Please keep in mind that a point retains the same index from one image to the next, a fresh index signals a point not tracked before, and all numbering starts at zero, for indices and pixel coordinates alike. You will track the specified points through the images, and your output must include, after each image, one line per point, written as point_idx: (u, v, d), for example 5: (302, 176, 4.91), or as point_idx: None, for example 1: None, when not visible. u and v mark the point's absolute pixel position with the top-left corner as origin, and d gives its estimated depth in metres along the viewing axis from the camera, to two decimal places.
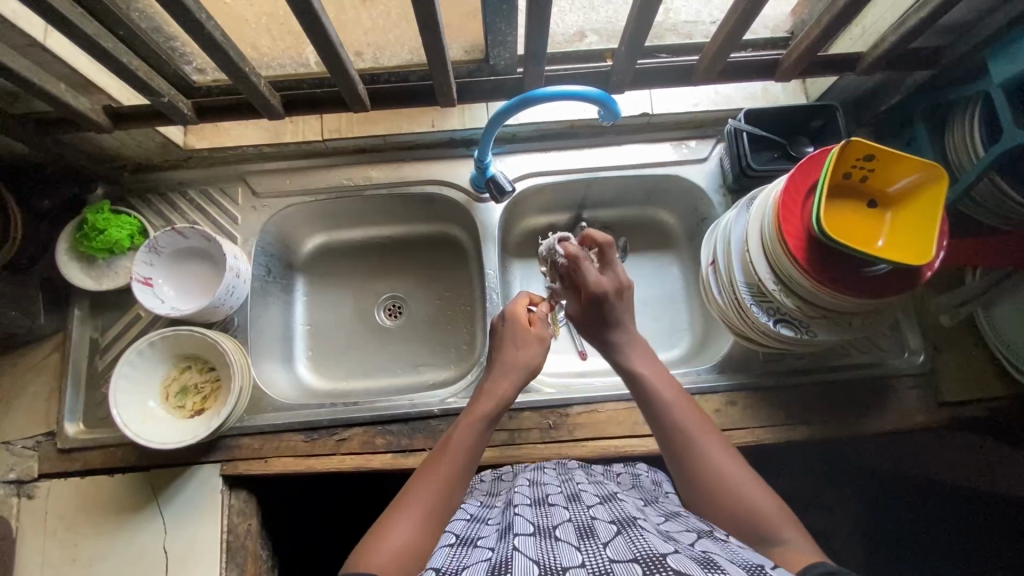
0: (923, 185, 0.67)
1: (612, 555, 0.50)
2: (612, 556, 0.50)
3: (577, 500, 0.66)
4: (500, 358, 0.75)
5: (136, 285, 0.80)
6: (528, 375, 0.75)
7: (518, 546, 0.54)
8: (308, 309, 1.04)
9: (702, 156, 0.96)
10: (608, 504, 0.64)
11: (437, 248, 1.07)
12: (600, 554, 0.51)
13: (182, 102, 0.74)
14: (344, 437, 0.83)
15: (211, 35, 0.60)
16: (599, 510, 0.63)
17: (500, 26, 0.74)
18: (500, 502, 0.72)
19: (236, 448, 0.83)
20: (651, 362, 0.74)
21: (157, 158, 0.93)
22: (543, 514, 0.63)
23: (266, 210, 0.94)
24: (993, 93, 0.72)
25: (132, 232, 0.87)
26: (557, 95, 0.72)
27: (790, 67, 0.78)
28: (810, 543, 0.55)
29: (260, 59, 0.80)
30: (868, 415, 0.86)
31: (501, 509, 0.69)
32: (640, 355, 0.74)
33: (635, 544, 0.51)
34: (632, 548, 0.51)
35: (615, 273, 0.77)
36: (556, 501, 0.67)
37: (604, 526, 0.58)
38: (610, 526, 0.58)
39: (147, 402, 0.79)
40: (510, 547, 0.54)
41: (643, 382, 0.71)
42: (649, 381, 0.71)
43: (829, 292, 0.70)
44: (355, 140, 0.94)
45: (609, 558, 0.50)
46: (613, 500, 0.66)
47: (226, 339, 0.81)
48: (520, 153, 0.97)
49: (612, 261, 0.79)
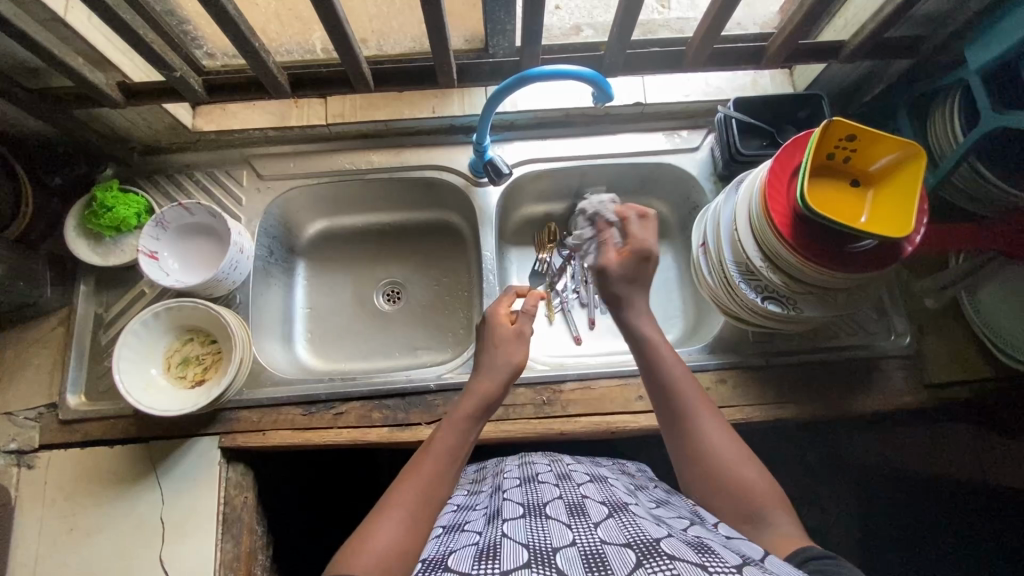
0: (901, 164, 0.71)
1: (603, 536, 0.51)
2: (603, 537, 0.50)
3: (567, 479, 0.67)
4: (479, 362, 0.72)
5: (142, 258, 0.82)
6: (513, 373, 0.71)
7: (507, 530, 0.54)
8: (308, 292, 1.06)
9: (694, 145, 0.99)
10: (599, 485, 0.65)
11: (435, 235, 1.09)
12: (591, 535, 0.51)
13: (193, 79, 0.77)
14: (342, 411, 0.85)
15: (224, 8, 0.63)
16: (590, 489, 0.63)
17: (498, 13, 0.77)
18: (489, 487, 0.73)
19: (235, 420, 0.84)
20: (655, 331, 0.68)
21: (164, 140, 0.96)
22: (533, 492, 0.64)
23: (270, 192, 0.97)
24: (971, 79, 0.75)
25: (139, 210, 0.90)
26: (553, 75, 0.75)
27: (775, 54, 0.81)
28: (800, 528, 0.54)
29: (269, 44, 0.84)
30: (855, 395, 0.87)
31: (490, 494, 0.70)
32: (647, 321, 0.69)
33: (627, 528, 0.52)
34: (624, 532, 0.51)
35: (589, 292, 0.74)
36: (546, 480, 0.68)
37: (595, 506, 0.58)
38: (601, 506, 0.58)
39: (150, 370, 0.81)
40: (499, 533, 0.54)
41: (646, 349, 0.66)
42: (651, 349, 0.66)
43: (813, 266, 0.72)
44: (358, 125, 0.98)
45: (600, 540, 0.50)
46: (603, 481, 0.67)
47: (228, 313, 0.83)
48: (518, 141, 1.00)
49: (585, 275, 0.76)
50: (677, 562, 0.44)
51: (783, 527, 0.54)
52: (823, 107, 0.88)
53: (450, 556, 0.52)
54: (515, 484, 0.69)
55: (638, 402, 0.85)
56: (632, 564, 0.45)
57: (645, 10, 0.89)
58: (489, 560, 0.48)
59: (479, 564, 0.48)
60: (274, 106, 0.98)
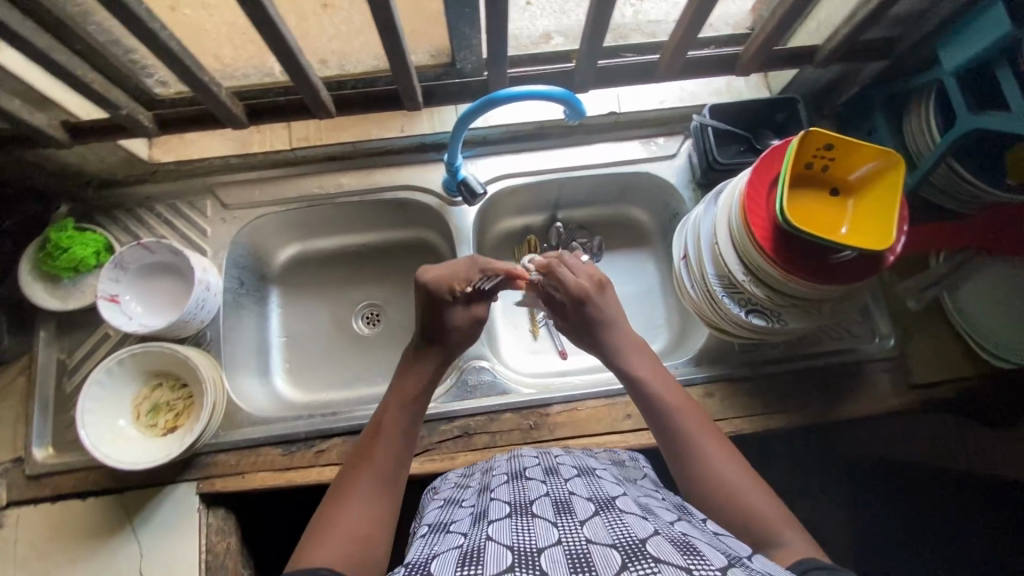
0: (882, 172, 0.69)
1: (589, 536, 0.49)
2: (589, 537, 0.48)
3: (555, 474, 0.65)
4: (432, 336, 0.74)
5: (101, 303, 0.77)
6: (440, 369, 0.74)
7: (493, 531, 0.52)
8: (284, 321, 1.03)
9: (671, 152, 0.97)
10: (586, 479, 0.64)
11: (413, 254, 1.07)
12: (577, 535, 0.49)
13: (142, 114, 0.73)
14: (323, 449, 0.82)
15: (167, 45, 0.58)
16: (577, 484, 0.62)
17: (464, 30, 0.74)
18: (476, 485, 0.70)
19: (213, 465, 0.81)
20: (646, 362, 0.72)
21: (121, 173, 0.92)
22: (520, 490, 0.62)
23: (236, 222, 0.93)
24: (947, 81, 0.74)
25: (97, 249, 0.86)
26: (523, 96, 0.72)
27: (748, 62, 0.79)
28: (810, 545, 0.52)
29: (223, 69, 0.80)
30: (843, 401, 0.87)
31: (476, 491, 0.67)
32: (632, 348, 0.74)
33: (614, 528, 0.50)
34: (611, 532, 0.49)
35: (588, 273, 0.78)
36: (534, 475, 0.66)
37: (581, 502, 0.57)
38: (587, 503, 0.56)
39: (117, 422, 0.77)
40: (484, 535, 0.52)
41: (641, 384, 0.70)
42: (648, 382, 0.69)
43: (797, 281, 0.71)
44: (324, 147, 0.94)
45: (587, 540, 0.48)
46: (591, 474, 0.66)
47: (199, 356, 0.79)
48: (491, 156, 0.97)
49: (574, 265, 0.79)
50: (662, 565, 0.42)
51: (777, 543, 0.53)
52: (800, 110, 0.88)
53: (433, 562, 0.49)
54: (502, 480, 0.67)
55: (626, 421, 0.84)
56: (617, 567, 0.43)
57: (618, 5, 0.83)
58: (473, 565, 0.46)
59: (465, 567, 0.45)
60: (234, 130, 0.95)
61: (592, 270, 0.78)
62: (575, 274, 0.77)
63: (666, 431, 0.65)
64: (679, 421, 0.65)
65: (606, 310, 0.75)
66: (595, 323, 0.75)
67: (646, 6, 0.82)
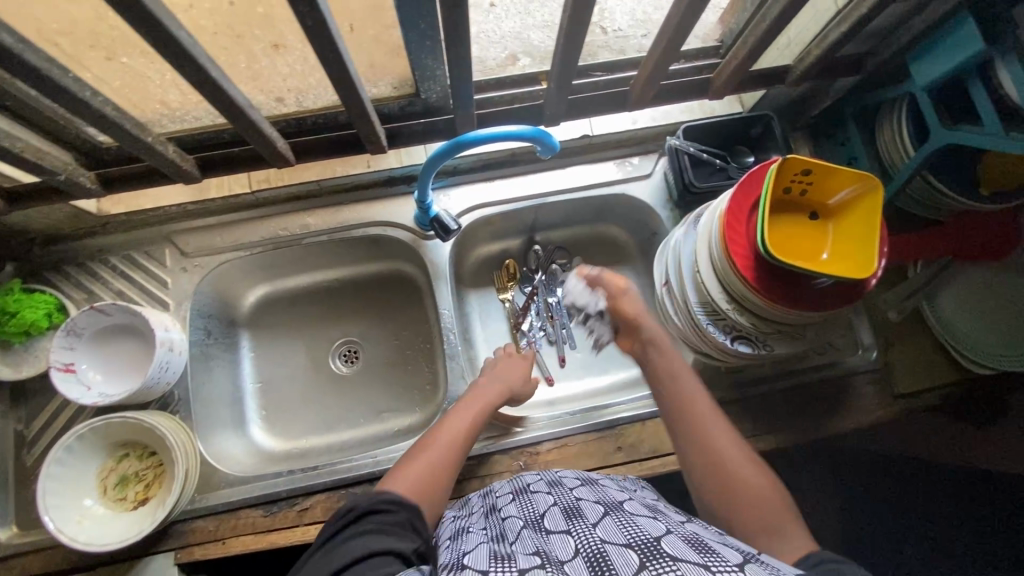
0: (861, 196, 0.68)
1: (603, 535, 0.47)
2: (602, 537, 0.47)
3: (559, 484, 0.64)
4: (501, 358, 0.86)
5: (54, 375, 0.72)
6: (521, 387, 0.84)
7: (513, 543, 0.51)
8: (257, 366, 0.98)
9: (646, 172, 0.95)
10: (591, 487, 0.62)
11: (389, 288, 1.03)
12: (591, 536, 0.48)
13: (83, 175, 0.67)
14: (306, 507, 0.79)
15: (101, 112, 0.53)
16: (584, 492, 0.60)
17: (426, 62, 0.71)
18: (479, 508, 0.67)
19: (190, 532, 0.77)
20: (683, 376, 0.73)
21: (67, 227, 0.86)
22: (528, 504, 0.61)
23: (198, 270, 0.88)
24: (918, 96, 0.74)
25: (48, 310, 0.80)
26: (492, 138, 0.69)
27: (721, 85, 0.77)
28: (807, 537, 0.59)
29: (171, 113, 0.74)
30: (830, 416, 0.87)
31: (483, 511, 0.65)
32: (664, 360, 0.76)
33: (625, 527, 0.48)
34: (624, 531, 0.47)
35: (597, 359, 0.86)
36: (539, 488, 0.64)
37: (590, 507, 0.55)
38: (596, 506, 0.55)
39: (83, 501, 0.72)
40: (506, 546, 0.50)
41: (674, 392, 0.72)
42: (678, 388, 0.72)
43: (782, 309, 0.69)
44: (286, 187, 0.90)
45: (600, 539, 0.46)
46: (595, 483, 0.64)
47: (164, 421, 0.75)
48: (463, 185, 0.94)
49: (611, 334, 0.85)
50: (679, 563, 0.40)
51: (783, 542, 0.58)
52: (775, 127, 0.86)
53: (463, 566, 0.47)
54: (508, 499, 0.65)
55: (618, 454, 0.82)
56: (636, 566, 0.40)
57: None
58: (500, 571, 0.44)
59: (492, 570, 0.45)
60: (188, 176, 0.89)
61: (634, 297, 0.83)
62: (625, 299, 0.83)
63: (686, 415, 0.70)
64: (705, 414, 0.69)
65: (654, 329, 0.79)
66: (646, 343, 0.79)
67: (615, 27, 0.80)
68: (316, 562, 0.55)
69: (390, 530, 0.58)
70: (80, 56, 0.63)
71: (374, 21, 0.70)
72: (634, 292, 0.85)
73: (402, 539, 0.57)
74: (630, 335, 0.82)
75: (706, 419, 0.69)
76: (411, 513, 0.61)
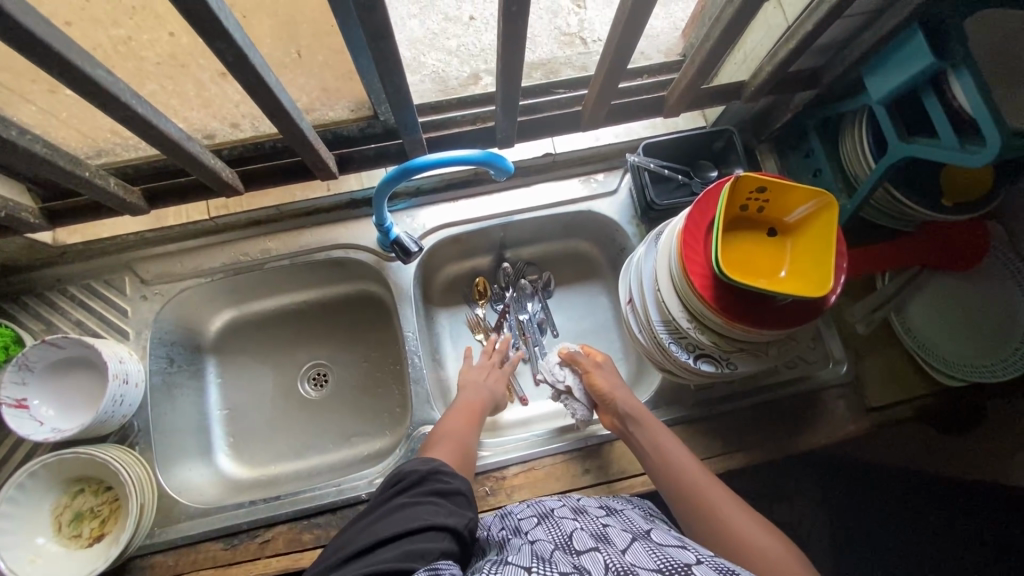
0: (817, 213, 0.67)
1: (633, 560, 0.47)
2: (634, 562, 0.47)
3: (585, 512, 0.62)
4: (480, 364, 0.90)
5: (4, 411, 0.71)
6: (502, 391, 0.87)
7: (550, 554, 0.51)
8: (223, 392, 0.97)
9: (612, 188, 0.94)
10: (618, 516, 0.61)
11: (357, 309, 1.02)
12: (620, 560, 0.48)
13: (26, 210, 0.66)
14: (267, 539, 0.78)
15: (31, 150, 0.52)
16: (611, 521, 0.60)
17: (376, 87, 0.70)
18: (500, 530, 0.64)
19: (149, 568, 0.76)
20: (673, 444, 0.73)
21: (25, 259, 0.84)
22: (553, 527, 0.58)
23: (158, 298, 0.87)
24: (875, 109, 0.73)
25: (10, 343, 0.78)
26: (440, 163, 0.68)
27: (675, 103, 0.77)
28: None
29: (124, 141, 0.73)
30: (802, 432, 0.86)
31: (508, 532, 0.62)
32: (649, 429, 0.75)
33: (656, 553, 0.48)
34: (653, 557, 0.48)
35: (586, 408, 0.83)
36: (563, 514, 0.62)
37: (618, 534, 0.55)
38: (624, 534, 0.55)
39: (34, 539, 0.71)
40: (544, 556, 0.51)
41: (666, 461, 0.71)
42: (670, 456, 0.72)
43: (741, 327, 0.68)
44: (246, 213, 0.89)
45: (630, 563, 0.47)
46: (619, 513, 0.63)
47: (119, 456, 0.74)
48: (428, 206, 0.93)
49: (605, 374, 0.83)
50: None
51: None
52: (736, 142, 0.86)
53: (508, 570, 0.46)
54: (531, 521, 0.62)
55: (584, 477, 0.81)
56: None
57: (561, 14, 0.85)
58: None
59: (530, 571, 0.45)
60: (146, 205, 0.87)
61: (607, 373, 0.83)
62: (598, 375, 0.82)
63: (682, 489, 0.67)
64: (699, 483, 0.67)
65: (631, 403, 0.78)
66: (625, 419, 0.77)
67: None
68: (366, 525, 0.55)
69: (442, 504, 0.57)
70: (20, 89, 0.62)
71: (322, 47, 0.69)
72: (607, 367, 0.85)
73: (454, 514, 0.56)
74: (606, 408, 0.80)
75: (702, 489, 0.66)
76: (463, 487, 0.60)
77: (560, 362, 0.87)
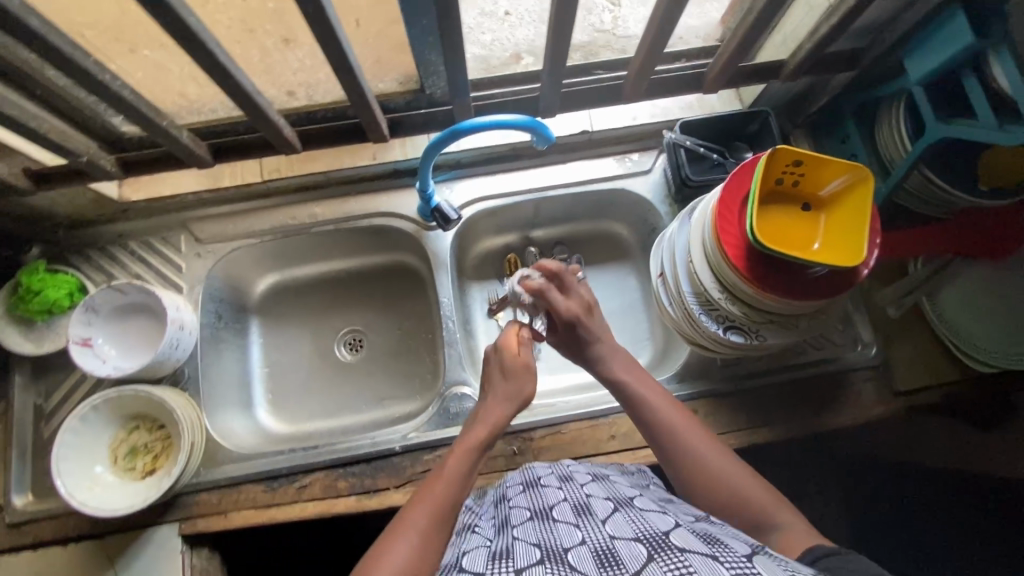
0: (852, 185, 0.69)
1: (612, 531, 0.50)
2: (612, 533, 0.50)
3: (570, 479, 0.65)
4: (491, 391, 0.73)
5: (72, 347, 0.77)
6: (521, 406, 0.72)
7: (518, 535, 0.54)
8: (265, 351, 1.02)
9: (646, 168, 0.97)
10: (602, 482, 0.64)
11: (393, 278, 1.06)
12: (600, 532, 0.50)
13: (103, 158, 0.74)
14: (305, 484, 0.81)
15: (118, 94, 0.58)
16: (594, 488, 0.62)
17: (428, 58, 0.74)
18: (492, 498, 0.71)
19: (195, 505, 0.80)
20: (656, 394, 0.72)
21: (92, 213, 0.91)
22: (538, 497, 0.62)
23: (211, 257, 0.92)
24: (913, 90, 0.74)
25: (70, 290, 0.85)
26: (489, 125, 0.71)
27: (714, 79, 0.79)
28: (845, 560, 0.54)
29: (189, 105, 0.78)
30: (827, 411, 0.87)
31: (495, 504, 0.68)
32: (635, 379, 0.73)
33: (635, 522, 0.51)
34: (634, 526, 0.50)
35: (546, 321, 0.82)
36: (550, 482, 0.66)
37: (600, 502, 0.57)
38: (606, 502, 0.57)
39: (93, 467, 0.76)
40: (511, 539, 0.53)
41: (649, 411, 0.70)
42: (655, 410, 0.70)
43: (772, 296, 0.70)
44: (296, 177, 0.94)
45: (610, 535, 0.49)
46: (606, 479, 0.66)
47: (173, 396, 0.79)
48: (467, 179, 0.97)
49: (571, 285, 0.80)
50: (688, 555, 0.43)
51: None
52: (771, 124, 0.87)
53: (464, 560, 0.53)
54: (518, 490, 0.67)
55: (610, 442, 0.83)
56: (644, 559, 0.44)
57: (595, 9, 0.78)
58: (502, 562, 0.48)
59: (491, 567, 0.48)
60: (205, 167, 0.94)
61: (584, 294, 0.80)
62: (573, 295, 0.79)
63: (651, 428, 0.69)
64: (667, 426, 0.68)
65: (594, 329, 0.78)
66: (578, 343, 0.77)
67: (624, 10, 0.78)
68: None
69: None
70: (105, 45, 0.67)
71: (378, 17, 0.72)
72: (580, 285, 0.82)
73: None
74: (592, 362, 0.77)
75: (666, 433, 0.68)
76: None
77: (537, 273, 0.80)
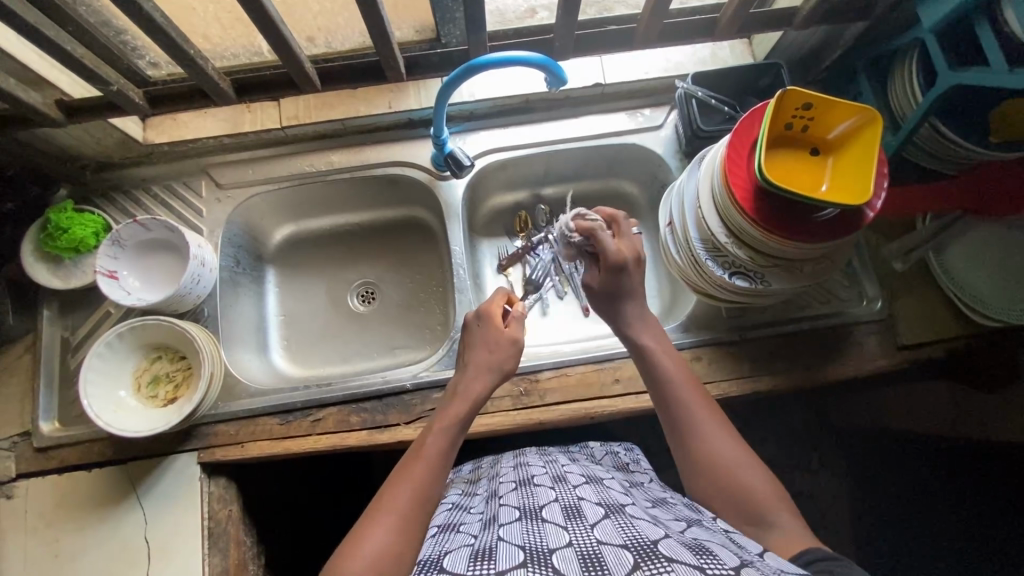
0: (861, 129, 0.70)
1: (600, 536, 0.48)
2: (600, 538, 0.48)
3: (562, 481, 0.64)
4: (472, 361, 0.74)
5: (100, 278, 0.81)
6: (502, 379, 0.74)
7: (504, 534, 0.52)
8: (280, 299, 1.05)
9: (658, 123, 0.98)
10: (594, 486, 0.63)
11: (405, 232, 1.08)
12: (588, 536, 0.49)
13: (132, 92, 0.77)
14: (318, 418, 0.84)
15: (150, 17, 0.62)
16: (586, 491, 0.61)
17: (445, 0, 0.75)
18: (484, 492, 0.71)
19: (213, 435, 0.84)
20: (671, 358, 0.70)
21: (117, 155, 0.94)
22: (529, 496, 0.61)
23: (230, 201, 0.95)
24: (926, 40, 0.75)
25: (97, 230, 0.88)
26: (500, 62, 0.75)
27: (727, 26, 0.80)
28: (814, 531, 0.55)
29: (213, 49, 0.80)
30: (830, 363, 0.88)
31: (486, 498, 0.68)
32: (648, 334, 0.72)
33: (625, 530, 0.49)
34: (622, 533, 0.49)
35: (632, 241, 0.77)
36: (542, 482, 0.65)
37: (591, 507, 0.56)
38: (597, 507, 0.55)
39: (118, 392, 0.80)
40: (495, 538, 0.52)
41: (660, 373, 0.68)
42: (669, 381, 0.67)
43: (777, 240, 0.71)
44: (314, 126, 0.96)
45: (597, 539, 0.48)
46: (598, 482, 0.65)
47: (194, 328, 0.82)
48: (481, 131, 0.98)
49: (626, 230, 0.79)
50: (675, 565, 0.42)
51: (788, 534, 0.55)
52: (783, 77, 0.88)
53: (446, 558, 0.50)
54: (511, 487, 0.67)
55: (615, 386, 0.85)
56: (630, 566, 0.42)
57: None
58: (484, 562, 0.46)
59: (474, 566, 0.46)
60: (227, 113, 0.97)
61: (635, 239, 0.78)
62: (625, 240, 0.77)
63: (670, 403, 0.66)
64: (684, 400, 0.65)
65: (635, 282, 0.75)
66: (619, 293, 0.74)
67: None
68: None
69: None
70: None
71: None
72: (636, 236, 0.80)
73: None
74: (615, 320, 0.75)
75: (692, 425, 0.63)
76: None
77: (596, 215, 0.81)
